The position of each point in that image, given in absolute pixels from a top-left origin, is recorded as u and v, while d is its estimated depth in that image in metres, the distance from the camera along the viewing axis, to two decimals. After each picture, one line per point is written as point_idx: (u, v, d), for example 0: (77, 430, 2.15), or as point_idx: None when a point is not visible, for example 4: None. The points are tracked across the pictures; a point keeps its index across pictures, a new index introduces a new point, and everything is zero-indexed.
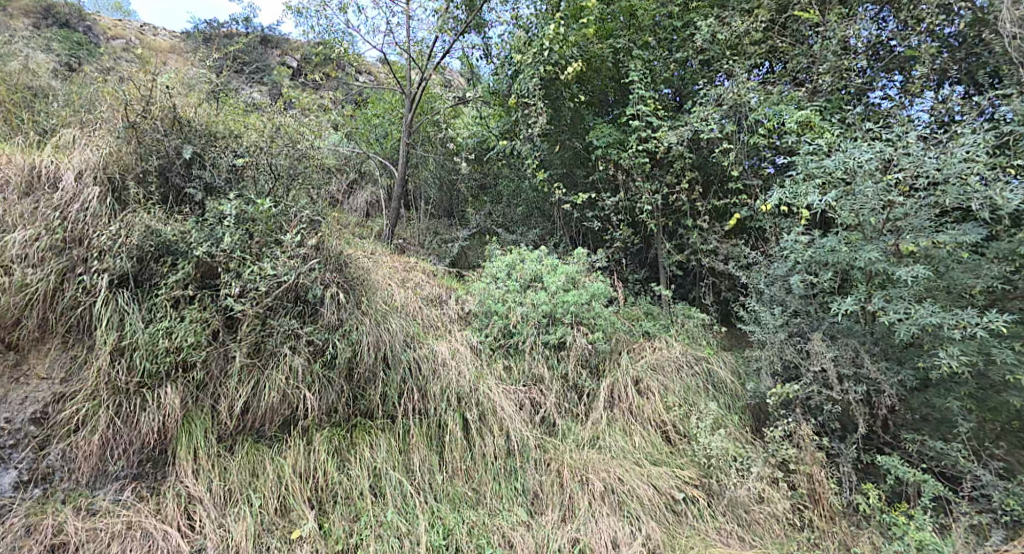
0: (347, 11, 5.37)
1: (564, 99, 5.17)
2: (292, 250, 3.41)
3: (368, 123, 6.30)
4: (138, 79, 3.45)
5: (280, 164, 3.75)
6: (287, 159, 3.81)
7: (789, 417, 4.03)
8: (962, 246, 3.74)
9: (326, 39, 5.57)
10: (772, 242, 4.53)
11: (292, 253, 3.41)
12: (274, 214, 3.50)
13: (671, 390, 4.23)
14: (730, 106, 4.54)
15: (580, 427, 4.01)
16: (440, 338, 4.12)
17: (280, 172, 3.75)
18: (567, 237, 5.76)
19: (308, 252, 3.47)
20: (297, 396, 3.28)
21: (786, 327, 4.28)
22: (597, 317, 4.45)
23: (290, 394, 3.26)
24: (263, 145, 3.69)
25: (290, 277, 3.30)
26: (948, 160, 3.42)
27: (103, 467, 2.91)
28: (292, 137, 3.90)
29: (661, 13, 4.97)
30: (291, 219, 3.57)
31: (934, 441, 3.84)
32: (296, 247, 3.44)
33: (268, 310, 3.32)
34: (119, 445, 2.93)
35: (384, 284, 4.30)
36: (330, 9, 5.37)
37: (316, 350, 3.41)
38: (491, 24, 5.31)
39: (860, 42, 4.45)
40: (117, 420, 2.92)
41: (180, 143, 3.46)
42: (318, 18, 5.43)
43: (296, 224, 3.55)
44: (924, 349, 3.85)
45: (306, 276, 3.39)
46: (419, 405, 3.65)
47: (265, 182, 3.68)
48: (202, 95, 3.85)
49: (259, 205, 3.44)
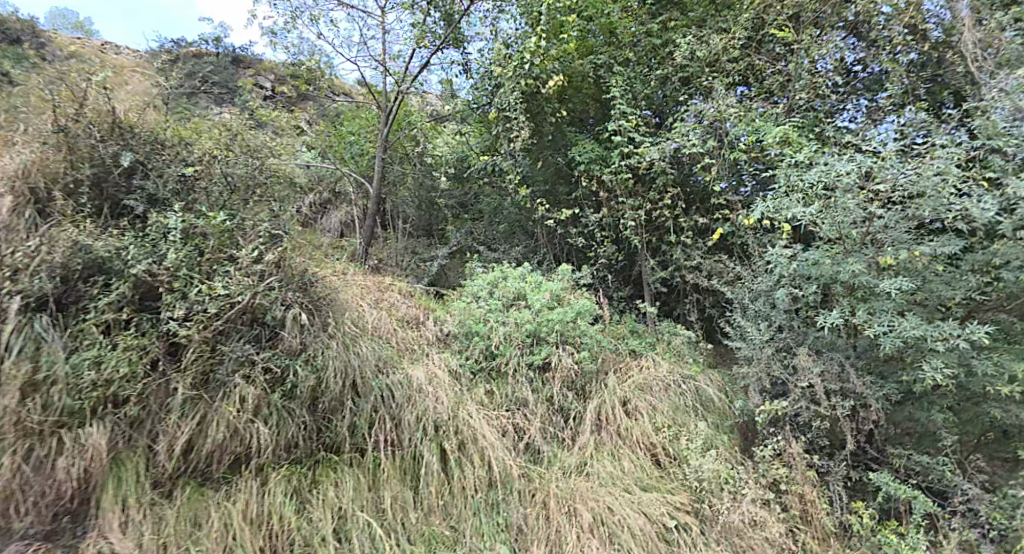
0: (318, 23, 5.16)
1: (546, 115, 5.02)
2: (248, 267, 3.15)
3: (343, 140, 6.01)
4: (67, 80, 3.15)
5: (236, 173, 3.54)
6: (246, 168, 3.62)
7: (779, 435, 3.89)
8: (938, 259, 3.69)
9: (300, 57, 5.33)
10: (754, 256, 4.45)
11: (248, 270, 3.15)
12: (228, 227, 3.25)
13: (659, 410, 4.04)
14: (711, 122, 4.50)
15: (567, 453, 3.78)
16: (416, 362, 3.86)
17: (236, 185, 3.53)
18: (551, 255, 5.56)
19: (266, 269, 3.22)
20: (250, 431, 2.98)
21: (772, 342, 4.17)
22: (583, 336, 4.26)
23: (242, 429, 2.96)
24: (218, 155, 3.48)
25: (245, 296, 3.04)
26: (924, 171, 3.37)
27: (6, 525, 2.50)
28: (249, 146, 3.79)
29: (640, 33, 5.01)
30: (247, 233, 3.31)
31: (919, 455, 3.75)
32: (253, 263, 3.19)
33: (220, 335, 3.05)
34: (26, 498, 2.53)
35: (357, 305, 4.05)
36: (300, 24, 5.15)
37: (273, 379, 3.14)
38: (472, 38, 5.17)
39: (831, 63, 4.41)
40: (26, 467, 2.53)
41: (118, 150, 3.17)
42: (288, 34, 5.19)
43: (253, 239, 3.28)
44: (908, 363, 3.76)
45: (264, 297, 3.15)
46: (392, 437, 3.37)
47: (219, 193, 3.43)
48: (151, 100, 3.56)
49: (211, 218, 3.20)
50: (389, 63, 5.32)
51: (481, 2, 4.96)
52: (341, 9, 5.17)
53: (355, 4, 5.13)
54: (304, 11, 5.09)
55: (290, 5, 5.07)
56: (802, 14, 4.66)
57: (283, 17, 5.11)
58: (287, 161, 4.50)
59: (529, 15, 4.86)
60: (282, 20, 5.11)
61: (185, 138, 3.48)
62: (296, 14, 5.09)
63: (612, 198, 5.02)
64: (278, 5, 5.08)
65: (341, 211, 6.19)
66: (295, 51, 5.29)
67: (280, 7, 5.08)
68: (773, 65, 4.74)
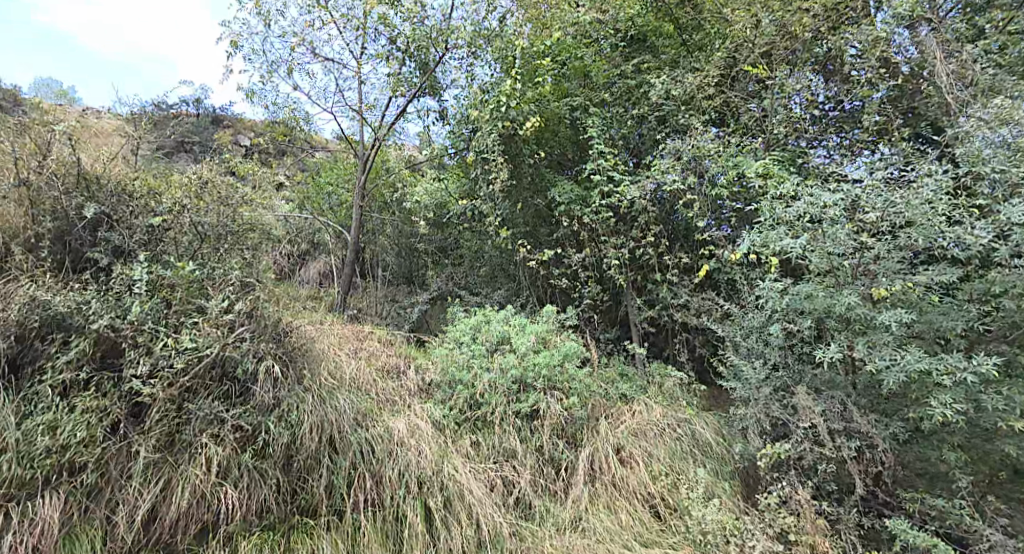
0: (294, 75, 5.29)
1: (525, 156, 5.01)
2: (216, 317, 3.08)
3: (321, 190, 6.04)
4: (30, 133, 3.10)
5: (208, 223, 3.48)
6: (216, 216, 3.54)
7: (783, 480, 3.68)
8: (932, 289, 3.60)
9: (275, 110, 5.39)
10: (744, 292, 4.35)
11: (217, 321, 3.07)
12: (197, 277, 3.18)
13: (655, 457, 3.82)
14: (691, 158, 4.47)
15: (560, 508, 3.54)
16: (397, 414, 3.67)
17: (207, 233, 3.48)
18: (535, 297, 5.40)
19: (235, 319, 3.14)
20: (218, 496, 2.80)
21: (769, 381, 4.00)
22: (572, 381, 4.10)
23: (209, 494, 2.78)
24: (188, 204, 3.42)
25: (213, 349, 2.95)
26: (913, 201, 3.35)
27: None
28: (220, 193, 3.63)
29: (615, 75, 5.11)
30: (216, 282, 3.25)
31: (935, 499, 3.51)
32: (222, 314, 3.11)
33: (186, 392, 2.91)
34: None
35: (333, 354, 3.93)
36: (277, 77, 5.29)
37: (244, 438, 2.98)
38: (445, 86, 5.33)
39: (803, 99, 4.46)
40: None
41: (83, 202, 3.12)
42: (264, 87, 5.30)
43: (222, 287, 3.23)
44: (914, 398, 3.62)
45: (235, 349, 3.04)
46: (373, 496, 3.16)
47: (189, 242, 3.40)
48: (118, 151, 3.52)
49: (179, 268, 3.14)
50: (365, 111, 5.47)
51: (453, 51, 5.15)
52: (317, 62, 5.32)
53: (330, 56, 5.28)
54: (280, 65, 5.24)
55: (265, 59, 5.22)
56: (774, 51, 4.66)
57: (259, 70, 5.25)
58: (263, 211, 4.44)
59: (502, 62, 4.99)
60: (258, 73, 5.25)
61: (153, 187, 3.42)
62: (273, 68, 5.24)
63: (597, 238, 4.97)
64: (254, 59, 5.22)
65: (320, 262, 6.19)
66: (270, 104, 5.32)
67: (256, 61, 5.23)
68: (749, 101, 4.75)
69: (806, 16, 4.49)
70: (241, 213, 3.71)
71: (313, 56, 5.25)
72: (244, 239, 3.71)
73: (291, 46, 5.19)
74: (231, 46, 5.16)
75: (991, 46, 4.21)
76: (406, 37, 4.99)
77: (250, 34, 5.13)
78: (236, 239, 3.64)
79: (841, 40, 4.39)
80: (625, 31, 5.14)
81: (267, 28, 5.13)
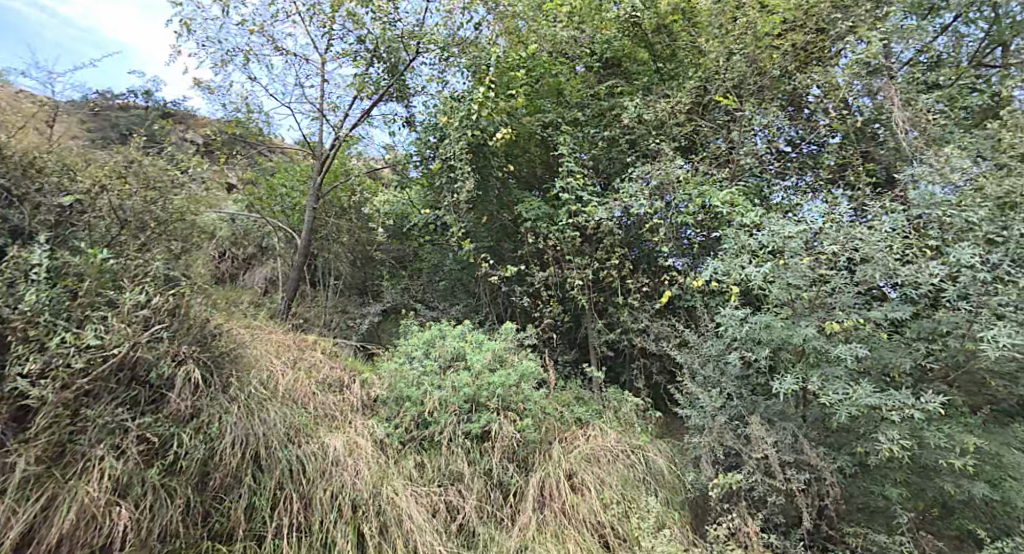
0: (250, 66, 4.99)
1: (493, 169, 4.85)
2: (130, 313, 2.77)
3: (273, 193, 5.58)
4: None
5: (131, 207, 3.19)
6: (143, 201, 3.25)
7: (734, 512, 3.61)
8: (882, 327, 3.67)
9: (225, 102, 5.00)
10: (703, 320, 4.32)
11: (130, 316, 2.76)
12: (110, 267, 2.87)
13: (607, 484, 3.67)
14: (658, 184, 4.43)
15: (505, 536, 3.33)
16: (335, 431, 3.42)
17: (128, 218, 3.17)
18: (493, 315, 5.21)
19: (152, 316, 2.85)
20: (111, 517, 2.45)
21: (723, 410, 3.96)
22: (526, 402, 3.94)
23: (101, 514, 2.43)
24: (109, 185, 3.13)
25: (123, 347, 2.65)
26: (871, 238, 3.45)
27: None
28: (149, 174, 3.35)
29: (588, 95, 5.06)
30: (134, 274, 2.95)
31: (877, 534, 3.55)
32: (137, 309, 2.80)
33: (85, 397, 2.59)
34: None
35: (269, 361, 3.65)
36: (231, 66, 4.96)
37: (150, 452, 2.68)
38: (414, 93, 5.14)
39: (767, 139, 4.46)
40: None
41: None
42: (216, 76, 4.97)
43: (141, 280, 2.93)
44: (860, 433, 3.64)
45: (149, 350, 2.76)
46: (300, 520, 2.88)
47: (106, 228, 3.06)
48: (30, 123, 3.22)
49: (90, 256, 2.82)
50: (326, 111, 5.10)
51: (425, 55, 4.93)
52: (276, 55, 5.03)
53: (292, 50, 5.01)
54: (236, 53, 4.93)
55: (220, 47, 4.92)
56: (745, 85, 4.69)
57: (212, 57, 4.92)
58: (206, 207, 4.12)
59: (474, 69, 4.79)
60: (210, 60, 4.91)
61: (69, 164, 3.10)
62: (227, 56, 4.92)
63: (559, 257, 4.84)
64: (207, 45, 4.90)
65: (267, 267, 5.82)
66: (220, 94, 4.95)
67: (210, 48, 4.90)
68: (718, 131, 4.75)
69: (776, 53, 4.61)
70: (173, 203, 3.42)
71: (273, 47, 4.96)
72: (172, 229, 3.40)
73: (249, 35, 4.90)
74: (182, 29, 4.83)
75: (942, 100, 4.44)
76: (376, 36, 4.78)
77: (204, 19, 4.83)
78: (162, 228, 3.31)
79: (806, 79, 4.47)
80: (602, 53, 5.13)
81: (224, 15, 4.85)
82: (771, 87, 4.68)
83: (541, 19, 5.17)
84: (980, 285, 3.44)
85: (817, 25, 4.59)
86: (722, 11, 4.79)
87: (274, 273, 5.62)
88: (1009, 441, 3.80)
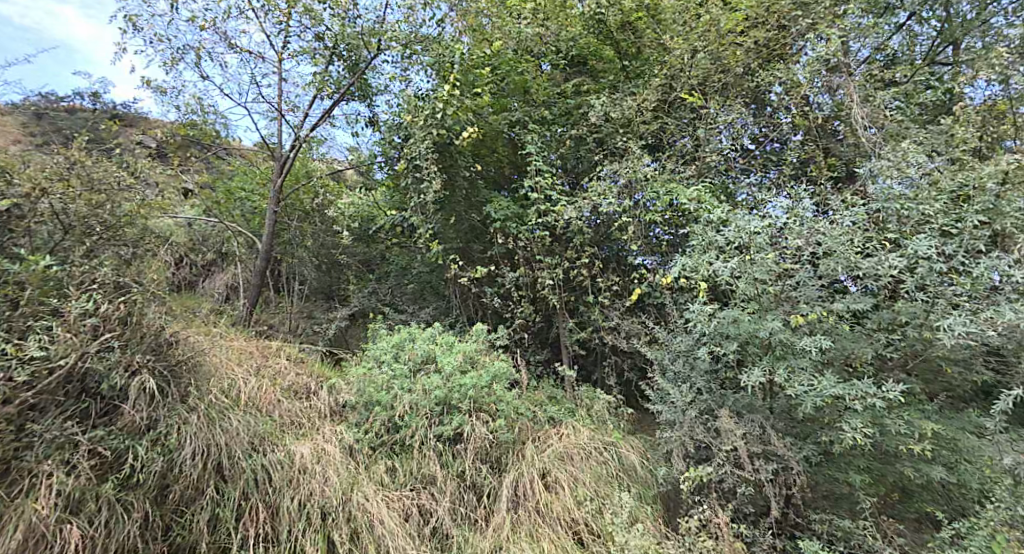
0: (202, 63, 4.87)
1: (460, 169, 4.83)
2: (76, 322, 2.76)
3: (231, 196, 5.46)
4: None
5: (75, 209, 3.10)
6: (88, 204, 3.15)
7: (704, 503, 3.70)
8: (843, 319, 3.77)
9: (178, 101, 4.87)
10: (672, 317, 4.38)
11: (76, 326, 2.76)
12: (54, 274, 2.86)
13: (581, 482, 3.70)
14: (626, 183, 4.47)
15: (480, 537, 3.36)
16: (302, 438, 3.43)
17: (73, 224, 3.10)
18: (464, 317, 5.19)
19: (102, 324, 2.85)
20: (63, 535, 2.48)
21: (694, 404, 4.03)
22: (498, 403, 3.97)
23: (53, 529, 2.46)
24: (51, 188, 3.00)
25: (70, 359, 2.66)
26: (834, 232, 3.55)
27: None
28: (94, 176, 3.24)
29: (554, 93, 5.05)
30: (79, 280, 2.93)
31: (840, 520, 3.67)
32: (83, 318, 2.79)
33: (31, 412, 2.59)
34: None
35: (228, 369, 3.57)
36: (182, 64, 4.83)
37: (103, 466, 2.70)
38: (376, 91, 5.06)
39: (730, 136, 4.51)
40: None
41: None
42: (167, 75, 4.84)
43: (88, 287, 2.92)
44: (825, 423, 3.75)
45: (99, 361, 2.77)
46: (266, 531, 2.94)
47: (49, 233, 3.01)
48: None
49: (31, 263, 2.80)
50: (285, 110, 4.98)
51: (387, 52, 4.85)
52: (230, 52, 4.92)
53: (247, 48, 4.90)
54: (187, 51, 4.81)
55: (169, 45, 4.79)
56: (709, 83, 4.77)
57: (162, 55, 4.80)
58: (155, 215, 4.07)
59: (438, 67, 4.79)
60: (160, 58, 4.79)
61: (3, 164, 2.91)
62: (177, 54, 4.80)
63: (530, 257, 4.86)
64: (156, 43, 4.78)
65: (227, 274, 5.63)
66: (171, 93, 4.82)
67: (159, 45, 4.78)
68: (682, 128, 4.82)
69: (738, 50, 4.68)
70: (123, 207, 3.33)
71: (226, 44, 4.84)
72: (121, 234, 3.30)
73: (201, 32, 4.78)
74: (129, 26, 4.70)
75: (898, 96, 4.57)
76: (335, 34, 4.69)
77: (152, 16, 4.72)
78: (108, 234, 3.23)
79: (772, 77, 4.47)
80: (567, 51, 5.19)
81: (173, 11, 4.74)
82: (733, 85, 4.76)
83: (506, 16, 5.13)
84: (936, 275, 3.56)
85: (778, 22, 4.66)
86: (686, 8, 4.86)
87: (235, 279, 5.45)
88: (964, 426, 3.95)
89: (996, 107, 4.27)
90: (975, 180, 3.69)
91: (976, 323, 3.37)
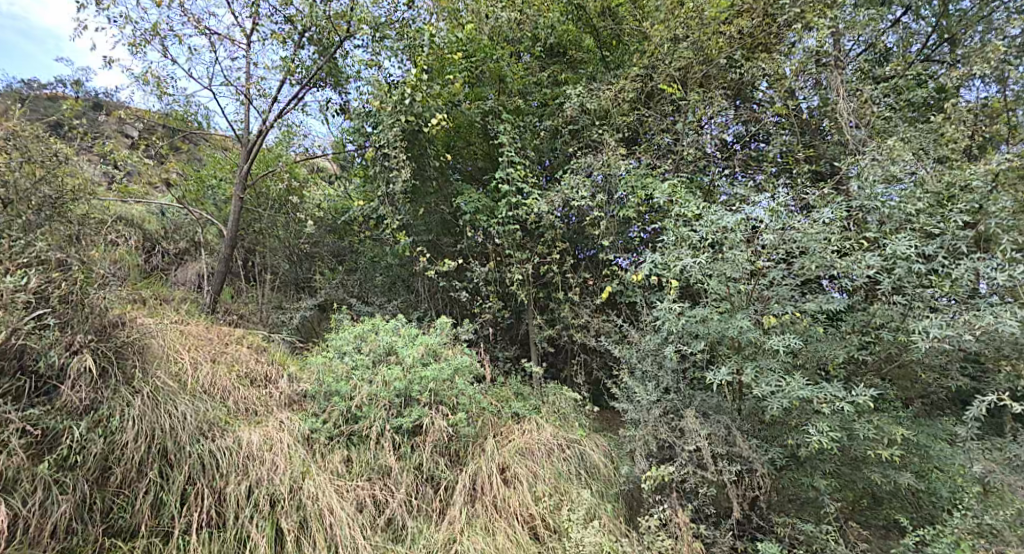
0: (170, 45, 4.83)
1: (429, 157, 4.76)
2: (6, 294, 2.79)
3: (202, 182, 5.49)
4: None
5: (20, 182, 3.20)
6: (31, 178, 3.26)
7: (664, 502, 3.66)
8: (817, 320, 3.68)
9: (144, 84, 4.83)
10: (641, 315, 4.32)
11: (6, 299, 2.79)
12: None
13: (540, 477, 3.68)
14: (600, 176, 4.40)
15: (434, 529, 3.36)
16: (254, 424, 3.47)
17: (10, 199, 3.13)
18: (432, 311, 5.22)
19: (36, 301, 2.87)
20: None
21: (660, 403, 3.96)
22: (459, 396, 3.94)
23: None
24: None
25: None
26: (811, 231, 3.39)
27: None
28: (29, 147, 3.31)
29: (532, 81, 5.01)
30: (12, 255, 2.97)
31: (804, 523, 3.62)
32: (14, 291, 2.83)
33: None
34: None
35: (178, 354, 3.62)
36: (148, 46, 4.79)
37: (39, 445, 2.72)
38: (348, 77, 5.00)
39: (712, 133, 4.42)
40: None
41: None
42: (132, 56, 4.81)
43: (21, 262, 2.95)
44: (793, 426, 3.67)
45: (35, 340, 2.80)
46: (211, 517, 2.96)
47: None
48: None
49: None
50: (253, 95, 4.93)
51: (357, 37, 4.76)
52: (196, 33, 4.85)
53: (214, 29, 4.84)
54: (152, 32, 4.75)
55: (134, 25, 4.74)
56: (690, 73, 4.66)
57: (126, 36, 4.75)
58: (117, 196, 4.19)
59: (410, 52, 4.71)
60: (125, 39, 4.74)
61: None
62: (142, 35, 4.75)
63: (500, 252, 4.84)
64: (122, 23, 4.73)
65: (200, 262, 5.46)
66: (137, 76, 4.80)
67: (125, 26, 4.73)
68: (663, 120, 4.65)
69: (721, 39, 4.56)
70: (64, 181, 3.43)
71: (191, 25, 4.78)
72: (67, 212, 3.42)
73: (164, 11, 4.72)
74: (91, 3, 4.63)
75: (887, 92, 4.44)
76: (305, 16, 4.59)
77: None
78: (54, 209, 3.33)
79: (755, 69, 4.38)
80: (546, 39, 5.07)
81: None
82: (715, 78, 4.65)
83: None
84: (915, 276, 3.45)
85: (766, 11, 4.48)
86: None
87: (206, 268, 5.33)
88: (936, 433, 3.89)
89: (991, 106, 4.13)
90: (962, 180, 3.54)
91: (953, 326, 3.25)
